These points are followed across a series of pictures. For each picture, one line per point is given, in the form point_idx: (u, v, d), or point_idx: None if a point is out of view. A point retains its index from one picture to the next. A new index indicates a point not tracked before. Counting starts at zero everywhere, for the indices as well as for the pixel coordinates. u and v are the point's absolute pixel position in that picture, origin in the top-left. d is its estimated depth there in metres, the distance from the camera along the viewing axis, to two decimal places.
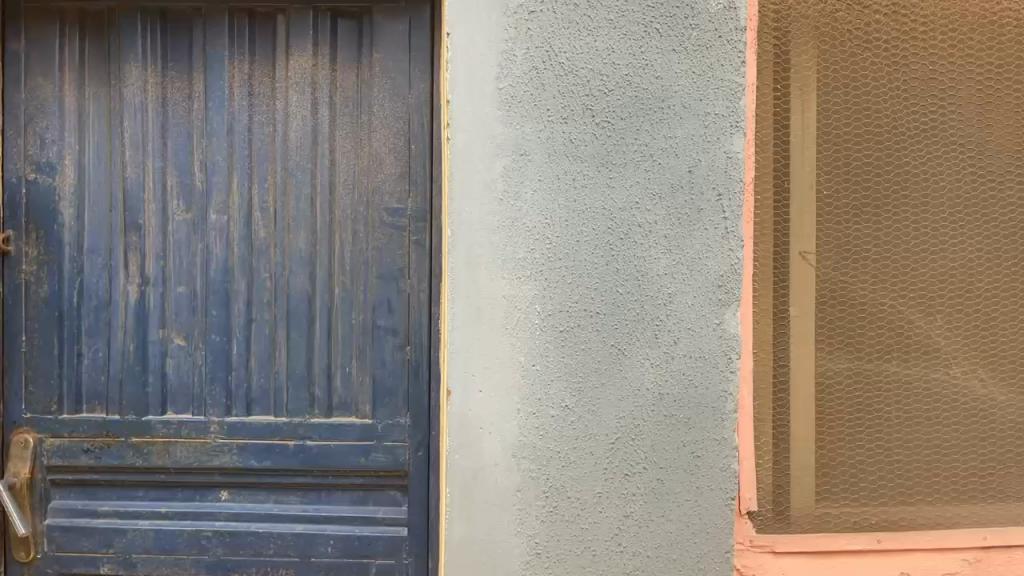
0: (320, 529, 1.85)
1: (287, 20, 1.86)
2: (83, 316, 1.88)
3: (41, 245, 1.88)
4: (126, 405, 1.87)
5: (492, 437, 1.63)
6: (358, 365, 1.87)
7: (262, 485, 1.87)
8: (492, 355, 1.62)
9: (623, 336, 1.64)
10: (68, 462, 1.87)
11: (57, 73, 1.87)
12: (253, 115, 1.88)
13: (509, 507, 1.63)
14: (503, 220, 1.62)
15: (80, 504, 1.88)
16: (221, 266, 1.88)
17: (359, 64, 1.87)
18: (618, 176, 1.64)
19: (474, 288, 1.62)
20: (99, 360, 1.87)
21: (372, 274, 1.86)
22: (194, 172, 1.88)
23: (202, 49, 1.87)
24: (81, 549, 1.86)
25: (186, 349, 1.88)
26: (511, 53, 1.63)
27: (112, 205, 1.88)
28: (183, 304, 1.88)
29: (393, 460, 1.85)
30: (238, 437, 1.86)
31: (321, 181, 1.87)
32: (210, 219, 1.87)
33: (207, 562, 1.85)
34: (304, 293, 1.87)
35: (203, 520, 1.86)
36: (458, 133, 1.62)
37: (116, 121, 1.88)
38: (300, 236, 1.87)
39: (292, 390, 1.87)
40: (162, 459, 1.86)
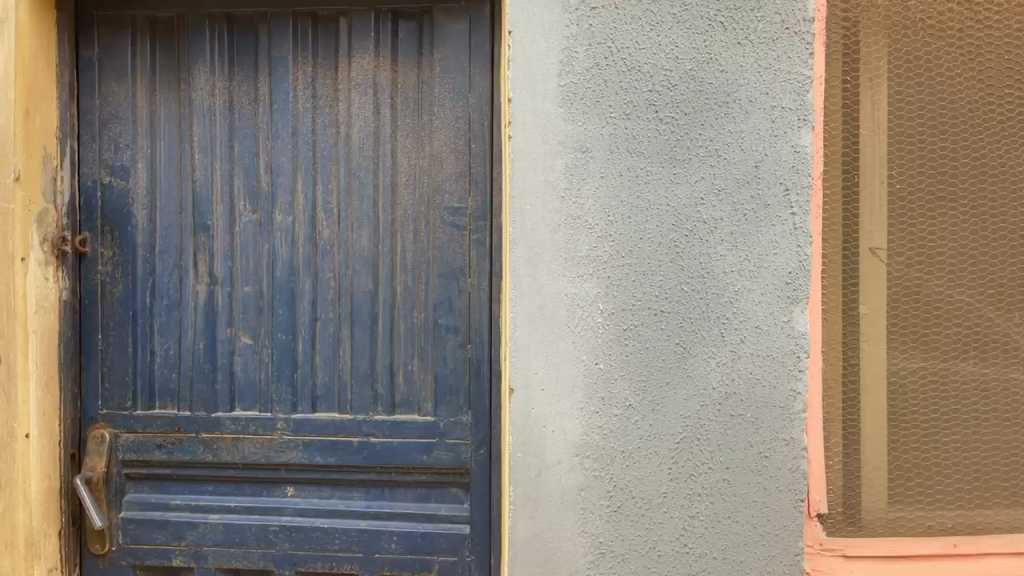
0: (383, 526, 1.87)
1: (349, 23, 1.89)
2: (155, 314, 1.94)
3: (117, 246, 1.94)
4: (196, 401, 1.92)
5: (555, 435, 1.62)
6: (420, 364, 1.88)
7: (327, 482, 1.91)
8: (555, 353, 1.62)
9: (688, 335, 1.62)
10: (142, 457, 1.92)
11: (129, 79, 1.93)
12: (317, 116, 1.91)
13: (572, 506, 1.62)
14: (566, 218, 1.62)
15: (153, 498, 1.93)
16: (287, 266, 1.91)
17: (420, 65, 1.88)
18: (683, 172, 1.62)
19: (536, 286, 1.62)
20: (171, 358, 1.93)
21: (433, 272, 1.87)
22: (260, 173, 1.92)
23: (268, 53, 1.91)
24: (154, 542, 1.91)
25: (253, 348, 1.92)
26: (573, 50, 1.62)
27: (182, 207, 1.93)
28: (250, 303, 1.92)
29: (455, 458, 1.86)
30: (304, 434, 1.90)
31: (383, 182, 1.89)
32: (276, 220, 1.91)
33: (274, 556, 1.89)
34: (367, 292, 1.89)
35: (271, 514, 1.90)
36: (519, 131, 1.62)
37: (186, 125, 1.93)
38: (363, 235, 1.89)
39: (356, 388, 1.89)
40: (231, 454, 1.91)
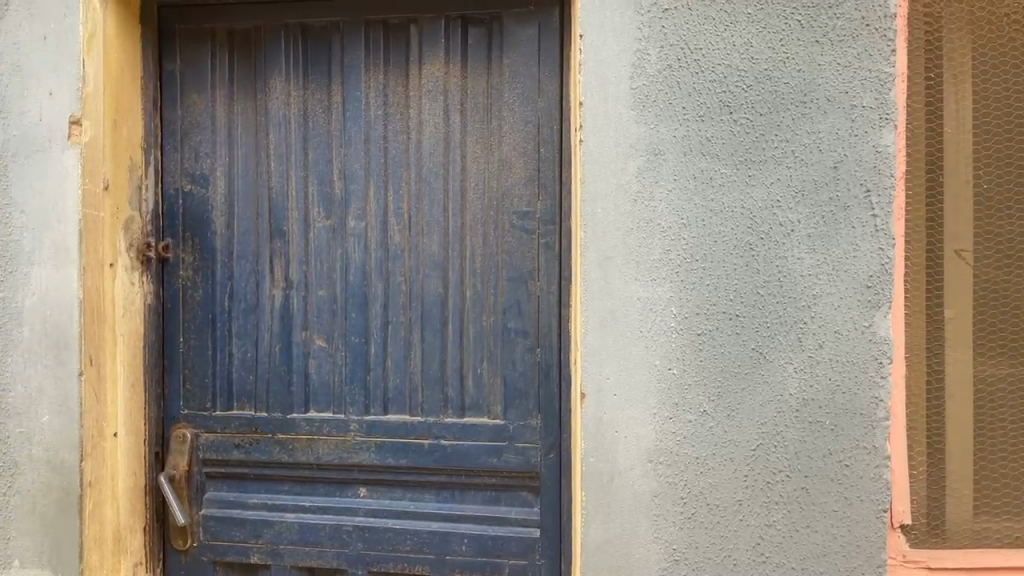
0: (454, 527, 1.89)
1: (419, 30, 1.92)
2: (234, 317, 1.99)
3: (197, 252, 2.00)
4: (273, 403, 1.97)
5: (626, 441, 1.61)
6: (489, 367, 1.89)
7: (399, 483, 1.93)
8: (627, 358, 1.61)
9: (764, 340, 1.59)
10: (221, 456, 1.98)
11: (209, 90, 1.99)
12: (388, 123, 1.94)
13: (646, 513, 1.61)
14: (638, 221, 1.61)
15: (231, 496, 1.99)
16: (360, 271, 1.95)
17: (489, 70, 1.89)
18: (758, 173, 1.59)
19: (608, 290, 1.61)
20: (248, 360, 1.98)
21: (502, 277, 1.88)
22: (333, 180, 1.96)
23: (341, 62, 1.95)
24: (232, 539, 1.97)
25: (326, 350, 1.96)
26: (645, 52, 1.61)
27: (258, 212, 1.98)
28: (324, 307, 1.96)
29: (525, 461, 1.86)
30: (376, 436, 1.93)
31: (452, 187, 1.91)
32: (349, 226, 1.95)
33: (348, 555, 1.92)
34: (437, 295, 1.91)
35: (344, 515, 1.94)
36: (591, 135, 1.62)
37: (263, 133, 1.98)
38: (433, 240, 1.92)
39: (426, 391, 1.92)
40: (305, 455, 1.95)
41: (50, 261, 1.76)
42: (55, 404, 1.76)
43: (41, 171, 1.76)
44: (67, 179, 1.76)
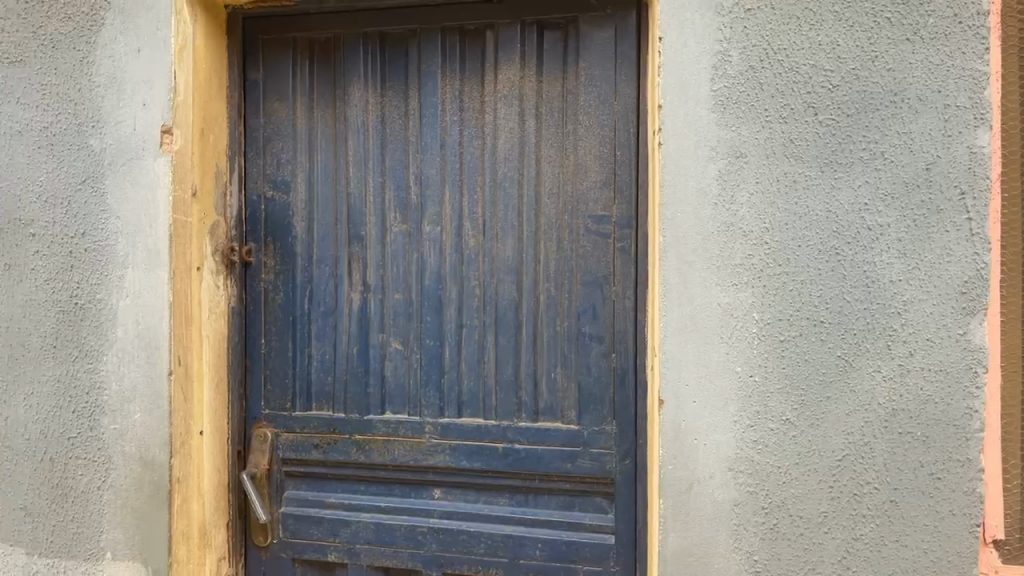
0: (528, 532, 1.90)
1: (496, 36, 1.92)
2: (313, 320, 2.03)
3: (278, 256, 2.04)
4: (351, 404, 2.01)
5: (706, 448, 1.59)
6: (564, 372, 1.89)
7: (473, 486, 1.94)
8: (707, 364, 1.59)
9: (851, 348, 1.54)
10: (300, 456, 2.03)
11: (291, 98, 2.04)
12: (464, 129, 1.95)
13: (726, 522, 1.58)
14: (719, 225, 1.59)
15: (310, 495, 2.03)
16: (435, 275, 1.96)
17: (565, 75, 1.89)
18: (845, 175, 1.54)
19: (688, 295, 1.60)
20: (327, 363, 2.02)
21: (577, 280, 1.87)
22: (409, 186, 1.98)
23: (418, 69, 1.97)
24: (311, 537, 2.01)
25: (402, 353, 1.99)
26: (726, 54, 1.58)
27: (337, 217, 2.02)
28: (400, 310, 1.99)
29: (600, 467, 1.85)
30: (451, 438, 1.94)
31: (528, 192, 1.91)
32: (425, 230, 1.97)
33: (423, 556, 1.94)
34: (511, 299, 1.92)
35: (419, 516, 1.96)
36: (670, 138, 1.61)
37: (342, 139, 2.02)
38: (507, 245, 1.92)
39: (501, 395, 1.92)
40: (381, 456, 1.98)
41: (143, 265, 1.83)
42: (146, 402, 1.83)
43: (135, 178, 1.84)
44: (158, 186, 1.83)
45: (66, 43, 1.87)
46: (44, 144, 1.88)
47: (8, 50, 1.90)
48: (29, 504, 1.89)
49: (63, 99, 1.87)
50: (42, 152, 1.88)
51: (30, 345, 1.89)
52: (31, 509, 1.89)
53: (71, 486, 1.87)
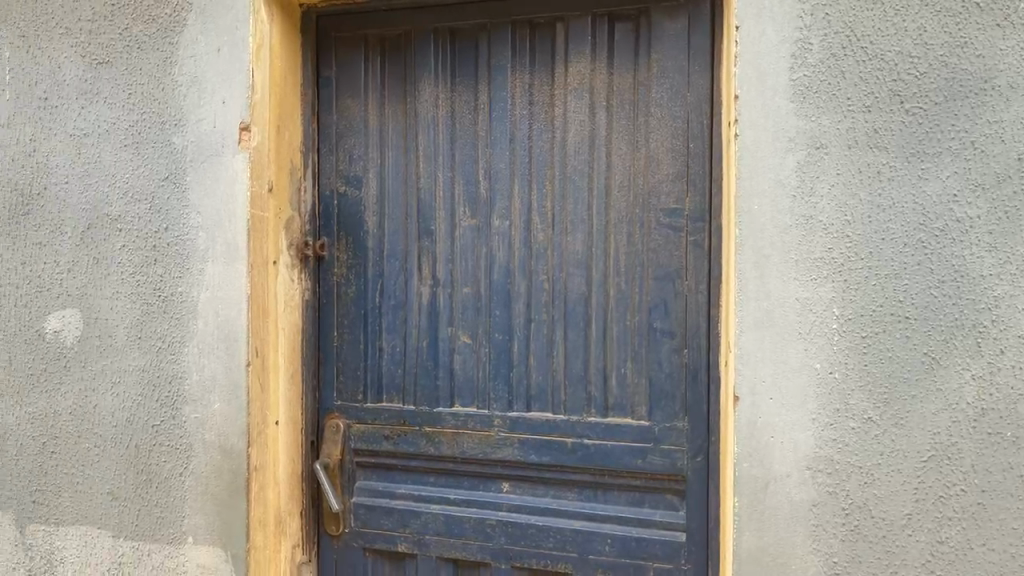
0: (597, 527, 1.89)
1: (566, 28, 1.91)
2: (384, 313, 2.06)
3: (350, 251, 2.07)
4: (420, 397, 2.03)
5: (784, 446, 1.56)
6: (634, 367, 1.87)
7: (541, 480, 1.94)
8: (784, 361, 1.56)
9: (938, 345, 1.49)
10: (371, 447, 2.06)
11: (362, 94, 2.06)
12: (534, 123, 1.94)
13: (803, 522, 1.55)
14: (798, 218, 1.55)
15: (381, 486, 2.06)
16: (505, 269, 1.97)
17: (636, 68, 1.86)
18: (932, 166, 1.49)
19: (765, 290, 1.57)
20: (398, 355, 2.05)
21: (649, 276, 1.85)
22: (479, 180, 1.99)
23: (487, 64, 1.97)
24: (382, 527, 2.04)
25: (471, 347, 2.00)
26: (806, 42, 1.54)
27: (407, 212, 2.04)
28: (469, 304, 2.00)
29: (671, 464, 1.83)
30: (519, 432, 1.94)
31: (598, 185, 1.89)
32: (494, 224, 1.98)
33: (492, 549, 1.96)
34: (581, 294, 1.91)
35: (488, 509, 1.97)
36: (747, 129, 1.58)
37: (412, 134, 2.03)
38: (577, 238, 1.91)
39: (570, 390, 1.91)
40: (451, 448, 2.00)
41: (222, 259, 1.88)
42: (225, 392, 1.88)
43: (215, 174, 1.89)
44: (237, 182, 1.87)
45: (150, 44, 1.94)
46: (129, 142, 1.95)
47: (95, 53, 1.97)
48: (116, 489, 1.97)
49: (147, 98, 1.94)
50: (127, 150, 1.95)
51: (116, 336, 1.96)
52: (117, 493, 1.96)
53: (155, 472, 1.94)
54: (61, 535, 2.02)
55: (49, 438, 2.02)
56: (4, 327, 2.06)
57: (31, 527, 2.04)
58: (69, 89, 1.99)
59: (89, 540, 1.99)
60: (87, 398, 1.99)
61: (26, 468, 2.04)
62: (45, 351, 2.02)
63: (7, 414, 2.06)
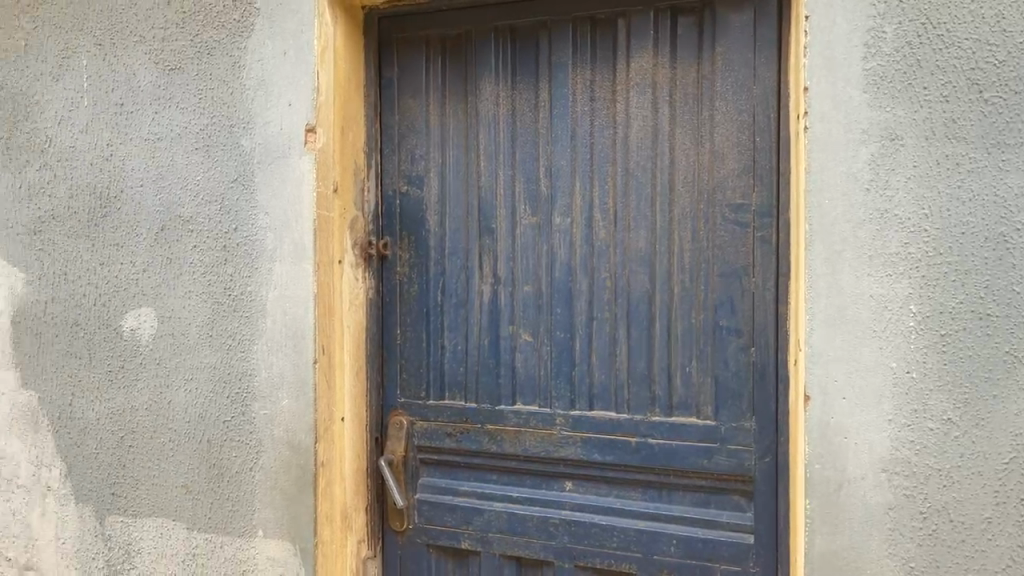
0: (662, 528, 1.86)
1: (628, 23, 1.89)
2: (446, 312, 2.07)
3: (412, 250, 2.09)
4: (482, 394, 2.03)
5: (858, 447, 1.51)
6: (699, 366, 1.84)
7: (605, 479, 1.93)
8: (858, 360, 1.51)
9: (1022, 344, 1.42)
10: (434, 444, 2.07)
11: (423, 94, 2.08)
12: (595, 119, 1.93)
13: (878, 526, 1.50)
14: (871, 213, 1.50)
15: (444, 482, 2.08)
16: (566, 267, 1.96)
17: (700, 62, 1.83)
18: (1014, 157, 1.42)
19: (837, 287, 1.52)
20: (459, 353, 2.06)
21: (714, 273, 1.82)
22: (540, 178, 1.98)
23: (548, 61, 1.97)
24: (445, 524, 2.05)
25: (533, 345, 1.99)
26: (879, 31, 1.49)
27: (468, 211, 2.05)
28: (530, 302, 1.99)
29: (738, 465, 1.79)
30: (582, 431, 1.93)
31: (661, 181, 1.87)
32: (555, 222, 1.97)
33: (555, 547, 1.95)
34: (644, 291, 1.88)
35: (551, 507, 1.96)
36: (817, 121, 1.53)
37: (472, 133, 2.04)
38: (640, 235, 1.89)
39: (634, 388, 1.89)
40: (513, 446, 2.00)
41: (290, 258, 1.92)
42: (293, 389, 1.92)
43: (282, 175, 1.93)
44: (303, 183, 1.91)
45: (219, 49, 1.99)
46: (200, 145, 2.01)
47: (168, 59, 2.03)
48: (189, 482, 2.03)
49: (217, 102, 1.99)
50: (199, 153, 2.01)
51: (189, 334, 2.02)
52: (191, 487, 2.02)
53: (226, 467, 1.99)
54: (138, 526, 2.09)
55: (126, 432, 2.10)
56: (84, 326, 2.14)
57: (110, 518, 2.12)
58: (143, 94, 2.06)
59: (164, 531, 2.06)
60: (162, 395, 2.05)
61: (105, 461, 2.12)
62: (122, 349, 2.10)
63: (87, 409, 2.14)
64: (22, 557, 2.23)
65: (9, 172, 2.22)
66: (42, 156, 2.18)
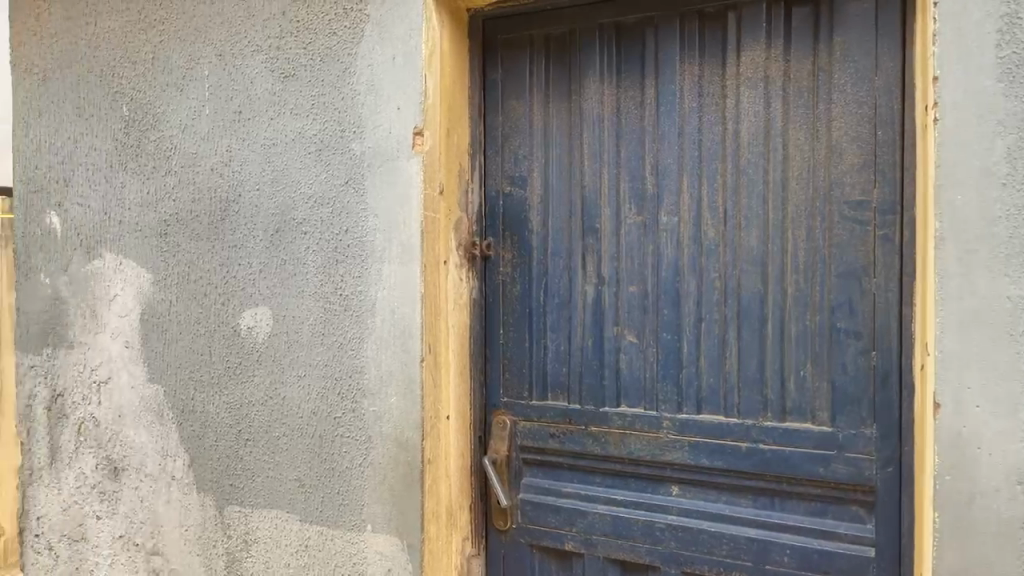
0: (775, 537, 1.80)
1: (738, 16, 1.83)
2: (548, 312, 2.06)
3: (516, 250, 2.10)
4: (586, 395, 2.02)
5: (993, 459, 1.42)
6: (814, 370, 1.77)
7: (713, 485, 1.88)
8: (993, 365, 1.42)
9: None
10: (537, 444, 2.07)
11: (527, 94, 2.08)
12: (705, 115, 1.88)
13: (1015, 543, 1.40)
14: (1008, 208, 1.41)
15: (547, 483, 2.07)
16: (673, 266, 1.92)
17: (816, 54, 1.76)
18: None
19: (969, 288, 1.43)
20: (562, 354, 2.05)
21: (831, 273, 1.75)
22: (646, 176, 1.95)
23: (654, 58, 1.93)
24: (548, 524, 2.05)
25: (638, 346, 1.96)
26: (1016, 15, 1.40)
27: (572, 211, 2.03)
28: (636, 303, 1.96)
29: (857, 474, 1.71)
30: (690, 435, 1.89)
31: (774, 178, 1.81)
32: (662, 221, 1.93)
33: (661, 553, 1.92)
34: (756, 292, 1.83)
35: (657, 511, 1.93)
36: (948, 113, 1.45)
37: (576, 132, 2.03)
38: (752, 234, 1.83)
39: (744, 392, 1.84)
40: (618, 449, 1.97)
41: (398, 259, 1.96)
42: (401, 387, 1.96)
43: (391, 178, 1.97)
44: (411, 185, 1.94)
45: (331, 56, 2.04)
46: (313, 149, 2.07)
47: (283, 67, 2.11)
48: (302, 476, 2.09)
49: (330, 108, 2.05)
50: (312, 157, 2.08)
51: (302, 333, 2.09)
52: (303, 481, 2.09)
53: (337, 462, 2.05)
54: (254, 517, 2.18)
55: (243, 427, 2.19)
56: (205, 324, 2.24)
57: (229, 508, 2.22)
58: (260, 102, 2.15)
59: (279, 523, 2.14)
60: (276, 391, 2.13)
61: (224, 454, 2.22)
62: (239, 346, 2.19)
63: (208, 404, 2.24)
64: (149, 542, 2.36)
65: (138, 179, 2.35)
66: (167, 163, 2.30)
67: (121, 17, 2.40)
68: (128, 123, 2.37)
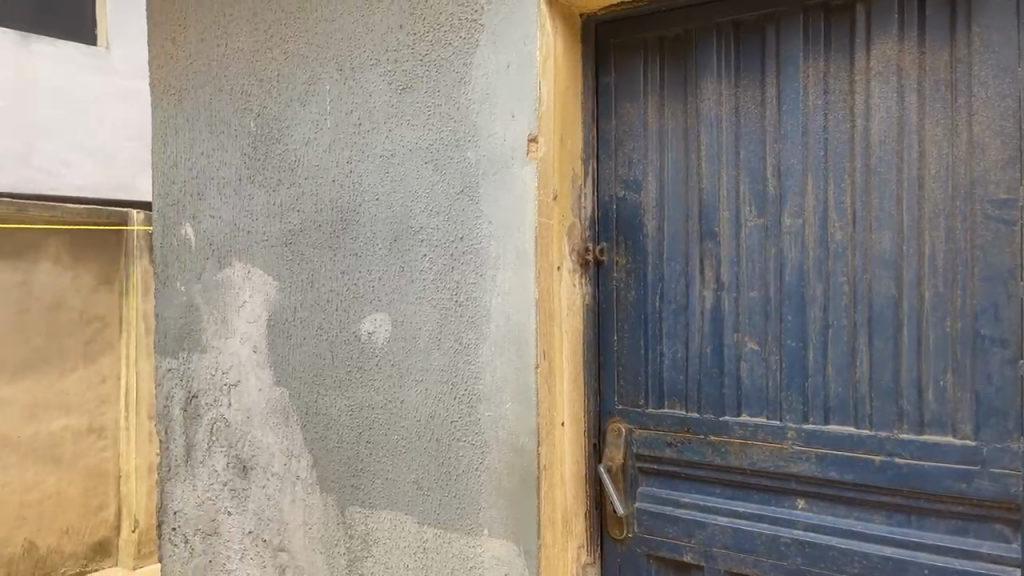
0: (912, 556, 1.70)
1: (868, 7, 1.75)
2: (664, 318, 2.03)
3: (630, 255, 2.07)
4: (705, 404, 1.97)
5: None
6: (955, 380, 1.66)
7: (843, 499, 1.79)
8: None
9: None
10: (653, 453, 2.04)
11: (642, 97, 2.05)
12: (831, 113, 1.81)
13: None
14: None
15: (664, 493, 2.03)
16: (798, 271, 1.85)
17: (954, 44, 1.66)
18: None
19: None
20: (679, 361, 2.01)
21: (974, 276, 1.64)
22: (767, 177, 1.89)
23: (776, 54, 1.87)
24: (666, 535, 2.01)
25: (760, 353, 1.90)
26: None
27: (688, 214, 1.99)
28: (757, 308, 1.90)
29: (1003, 491, 1.60)
30: (817, 446, 1.81)
31: (908, 176, 1.71)
32: (785, 224, 1.87)
33: (786, 568, 1.85)
34: (888, 296, 1.73)
35: (782, 525, 1.86)
36: None
37: (693, 135, 1.98)
38: (884, 236, 1.74)
39: (877, 402, 1.75)
40: (739, 459, 1.91)
41: (512, 266, 1.97)
42: (516, 393, 1.96)
43: (506, 185, 1.98)
44: (525, 191, 1.95)
45: (446, 66, 2.08)
46: (429, 159, 2.12)
47: (400, 78, 2.16)
48: (421, 479, 2.14)
49: (446, 117, 2.08)
50: (428, 166, 2.12)
51: (419, 338, 2.13)
52: (422, 483, 2.13)
53: (454, 466, 2.08)
54: (375, 517, 2.23)
55: (363, 429, 2.25)
56: (327, 329, 2.33)
57: (350, 509, 2.28)
58: (378, 114, 2.21)
59: (398, 524, 2.19)
60: (395, 394, 2.18)
61: (346, 455, 2.29)
62: (360, 351, 2.26)
63: (330, 406, 2.32)
64: (276, 538, 2.46)
65: (265, 191, 2.47)
66: (291, 175, 2.41)
67: (249, 38, 2.52)
68: (256, 138, 2.49)
